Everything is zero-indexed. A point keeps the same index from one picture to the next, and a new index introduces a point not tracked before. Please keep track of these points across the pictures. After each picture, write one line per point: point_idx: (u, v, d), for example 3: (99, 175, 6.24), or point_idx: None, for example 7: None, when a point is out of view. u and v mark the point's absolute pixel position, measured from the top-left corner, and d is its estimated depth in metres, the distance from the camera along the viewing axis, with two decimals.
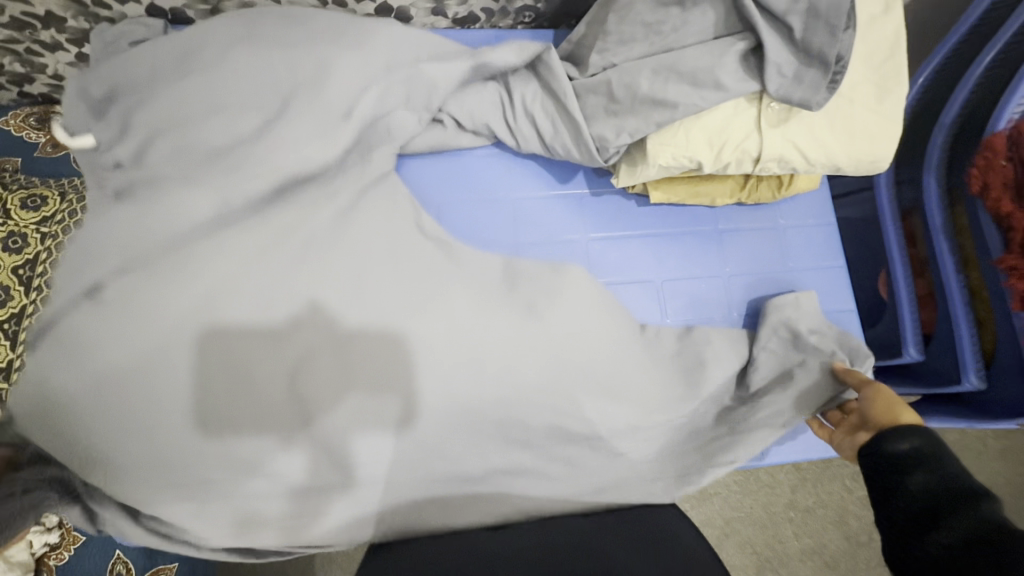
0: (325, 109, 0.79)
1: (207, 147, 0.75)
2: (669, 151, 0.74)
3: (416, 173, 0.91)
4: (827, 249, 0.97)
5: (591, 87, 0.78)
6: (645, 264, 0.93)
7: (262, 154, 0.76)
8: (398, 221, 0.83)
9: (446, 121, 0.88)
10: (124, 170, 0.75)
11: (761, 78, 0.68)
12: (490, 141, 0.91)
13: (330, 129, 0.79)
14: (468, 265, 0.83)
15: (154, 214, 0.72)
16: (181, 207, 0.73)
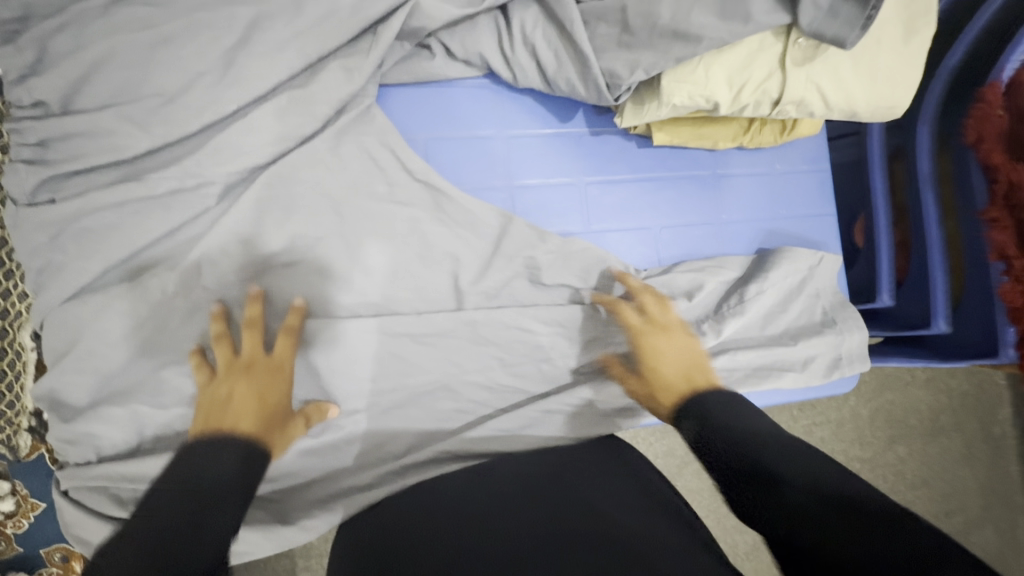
0: (298, 35, 0.70)
1: (159, 91, 0.67)
2: (685, 89, 0.68)
3: (394, 102, 0.80)
4: (819, 197, 0.96)
5: (603, 14, 0.71)
6: (643, 209, 0.89)
7: (222, 88, 0.68)
8: (373, 160, 0.77)
9: (434, 48, 0.78)
10: (52, 115, 0.66)
11: (792, 11, 0.62)
12: (483, 71, 0.82)
13: (298, 53, 0.70)
14: (442, 208, 0.79)
15: (95, 153, 0.66)
16: (122, 144, 0.66)
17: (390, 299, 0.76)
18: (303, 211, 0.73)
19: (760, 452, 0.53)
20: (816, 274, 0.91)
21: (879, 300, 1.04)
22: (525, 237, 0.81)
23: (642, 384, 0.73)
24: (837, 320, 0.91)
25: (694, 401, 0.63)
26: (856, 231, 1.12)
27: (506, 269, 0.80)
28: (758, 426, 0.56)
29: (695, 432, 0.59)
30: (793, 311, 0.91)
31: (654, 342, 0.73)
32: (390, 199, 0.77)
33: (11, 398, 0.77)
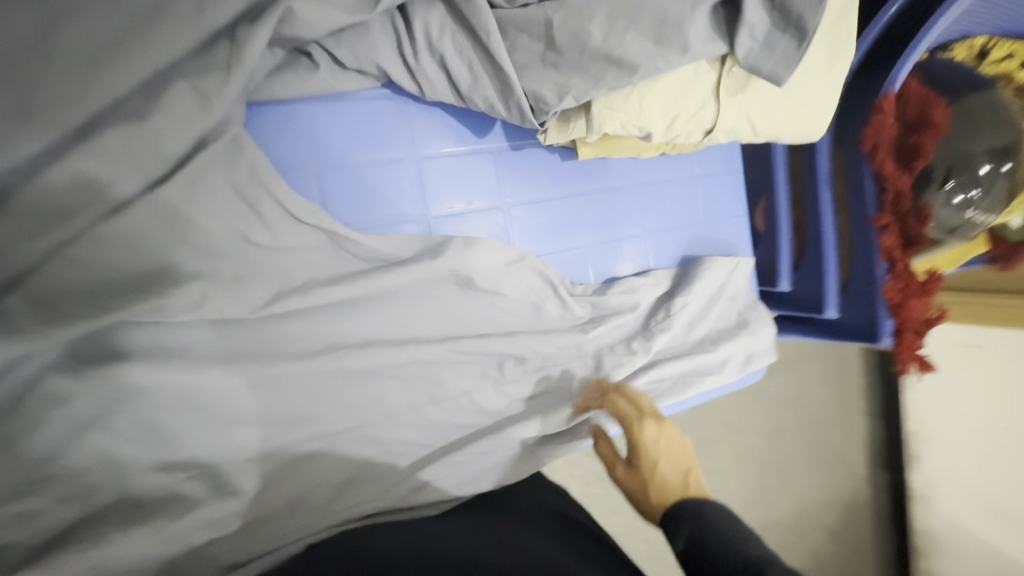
0: (119, 45, 0.51)
1: None
2: (618, 118, 0.62)
3: (267, 121, 0.64)
4: (733, 199, 0.98)
5: (522, 24, 0.60)
6: (570, 228, 0.84)
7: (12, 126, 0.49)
8: (250, 202, 0.61)
9: (317, 56, 0.62)
10: None
11: (729, 40, 0.57)
12: (381, 81, 0.67)
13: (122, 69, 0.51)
14: (349, 254, 0.68)
15: None
16: None
17: (296, 367, 0.65)
18: (153, 277, 0.57)
19: (727, 564, 0.52)
20: (732, 279, 0.94)
21: (778, 286, 1.12)
22: (447, 277, 0.73)
23: (632, 477, 0.66)
24: (750, 321, 0.96)
25: (684, 509, 0.60)
26: (756, 216, 1.15)
27: (430, 312, 0.72)
28: (728, 532, 0.55)
29: (685, 543, 0.57)
30: (712, 315, 0.93)
31: (644, 434, 0.67)
32: (274, 246, 0.63)
33: None
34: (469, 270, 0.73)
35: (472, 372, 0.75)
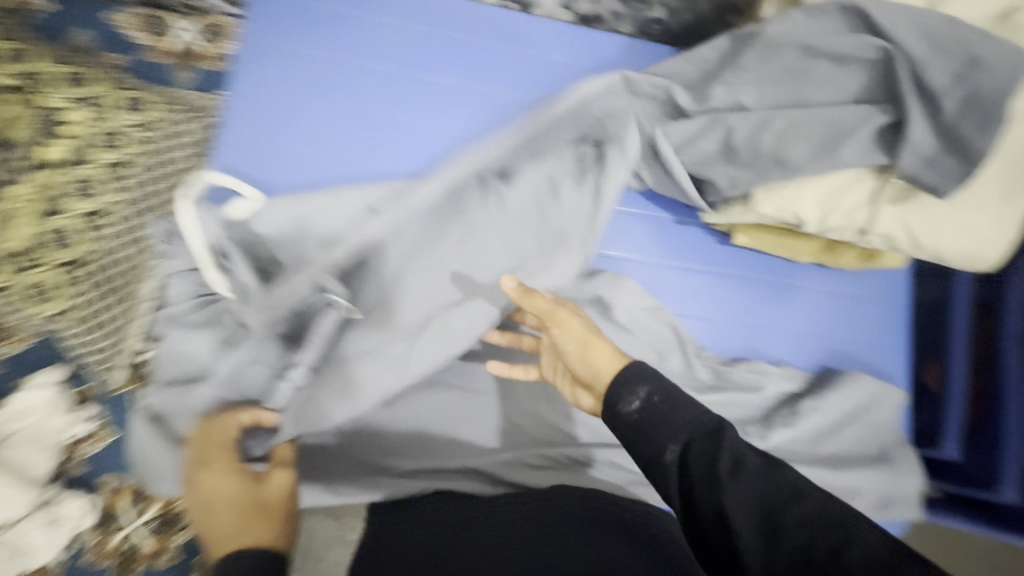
0: None
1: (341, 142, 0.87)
2: (775, 202, 0.73)
3: (492, 155, 0.89)
4: (893, 330, 0.94)
5: (710, 124, 0.76)
6: (711, 302, 0.91)
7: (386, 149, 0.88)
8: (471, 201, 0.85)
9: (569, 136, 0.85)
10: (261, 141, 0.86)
11: (892, 153, 0.67)
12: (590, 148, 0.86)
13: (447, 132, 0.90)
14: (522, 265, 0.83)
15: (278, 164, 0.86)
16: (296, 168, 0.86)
17: (454, 334, 0.80)
18: (395, 231, 0.80)
19: (680, 435, 0.53)
20: (877, 407, 0.89)
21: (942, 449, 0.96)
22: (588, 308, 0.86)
23: (569, 331, 0.71)
24: (894, 458, 0.88)
25: (631, 373, 0.59)
26: (926, 375, 0.99)
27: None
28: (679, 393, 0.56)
29: (642, 400, 0.56)
30: (847, 437, 0.88)
31: (561, 318, 0.73)
32: (472, 237, 0.83)
33: None
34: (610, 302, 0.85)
35: None
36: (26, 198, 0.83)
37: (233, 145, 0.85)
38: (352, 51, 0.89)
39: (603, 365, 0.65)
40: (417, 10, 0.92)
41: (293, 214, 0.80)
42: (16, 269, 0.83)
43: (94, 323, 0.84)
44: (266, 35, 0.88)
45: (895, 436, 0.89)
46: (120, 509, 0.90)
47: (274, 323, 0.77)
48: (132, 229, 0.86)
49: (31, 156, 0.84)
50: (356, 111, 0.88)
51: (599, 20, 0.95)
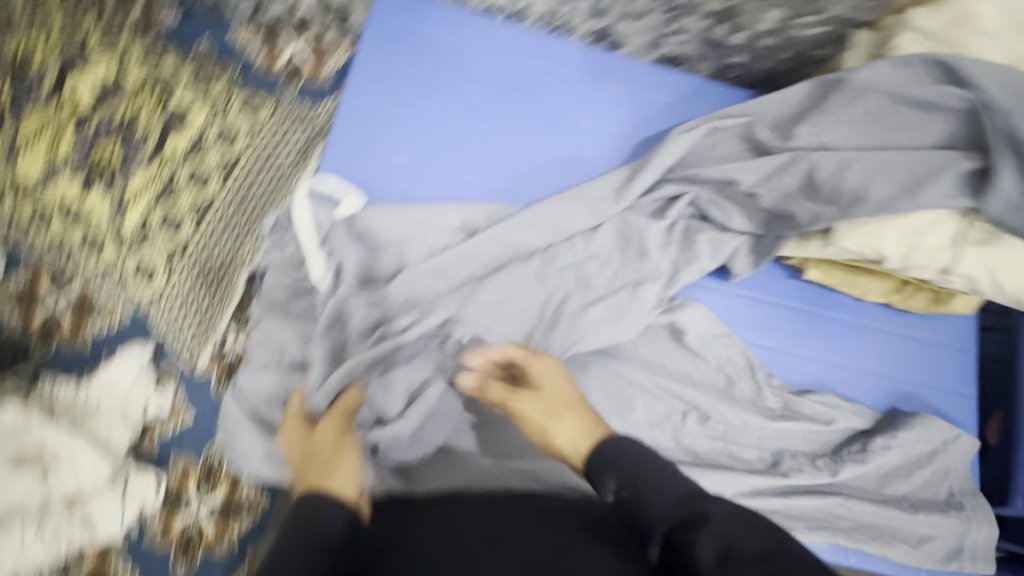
0: None
1: (449, 164, 0.92)
2: (857, 238, 0.76)
3: (577, 177, 0.94)
4: (956, 375, 0.96)
5: (792, 162, 0.80)
6: (782, 333, 0.93)
7: (491, 171, 0.93)
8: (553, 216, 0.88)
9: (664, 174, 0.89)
10: (367, 155, 0.90)
11: (977, 197, 0.70)
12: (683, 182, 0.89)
13: (547, 163, 0.95)
14: (608, 282, 0.87)
15: (384, 179, 0.89)
16: (402, 183, 0.90)
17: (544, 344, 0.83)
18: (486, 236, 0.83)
19: (664, 512, 0.59)
20: (949, 451, 0.89)
21: (1012, 506, 0.91)
22: (662, 332, 0.89)
23: (534, 403, 0.78)
24: (966, 505, 0.87)
25: (605, 457, 0.68)
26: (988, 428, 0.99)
27: (642, 344, 0.88)
28: (658, 468, 0.64)
29: (615, 493, 0.65)
30: (919, 480, 0.88)
31: (537, 369, 0.80)
32: (556, 251, 0.87)
33: (209, 320, 0.94)
34: (684, 325, 0.88)
35: (662, 405, 0.85)
36: (143, 186, 0.91)
37: (337, 152, 0.88)
38: (452, 74, 0.96)
39: (574, 447, 0.72)
40: (513, 39, 0.98)
41: (393, 219, 0.83)
42: (128, 249, 0.91)
43: (190, 305, 0.92)
44: (377, 55, 0.93)
45: (963, 485, 0.89)
46: (187, 490, 0.92)
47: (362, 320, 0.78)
48: (235, 222, 0.93)
49: (151, 150, 0.92)
50: (452, 130, 0.94)
51: (679, 60, 1.01)
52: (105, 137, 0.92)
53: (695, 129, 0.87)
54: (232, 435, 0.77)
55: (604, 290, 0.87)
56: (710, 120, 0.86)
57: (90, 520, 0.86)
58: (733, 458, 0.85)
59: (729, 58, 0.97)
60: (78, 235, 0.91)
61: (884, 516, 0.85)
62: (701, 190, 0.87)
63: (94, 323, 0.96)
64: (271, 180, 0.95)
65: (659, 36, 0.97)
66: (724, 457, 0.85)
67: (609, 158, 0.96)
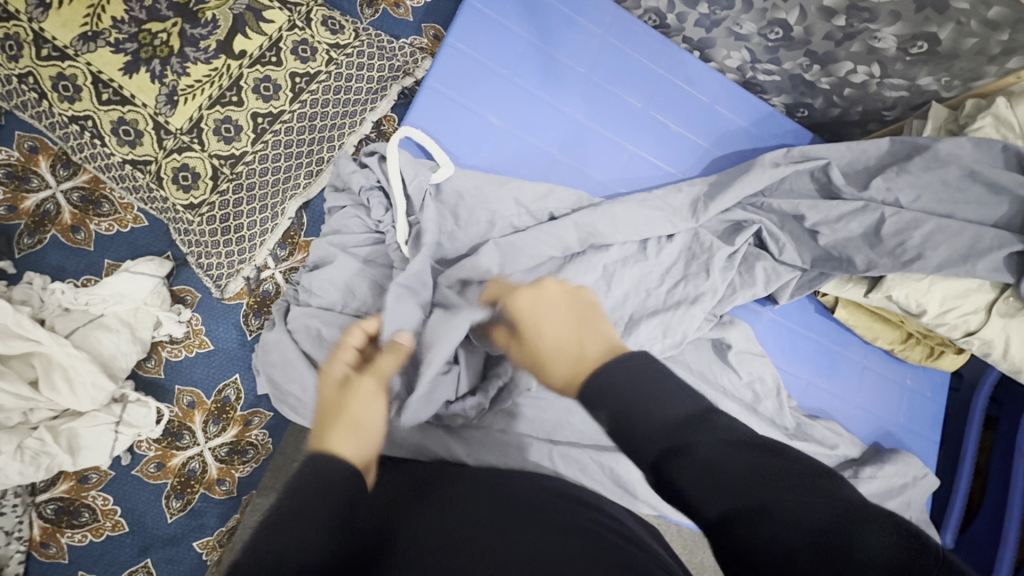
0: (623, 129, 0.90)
1: (536, 137, 0.90)
2: (907, 289, 0.85)
3: (655, 178, 0.94)
4: (934, 424, 1.06)
5: (862, 210, 0.86)
6: (801, 362, 1.01)
7: (577, 154, 0.91)
8: (634, 209, 0.86)
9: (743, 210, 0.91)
10: (460, 112, 0.87)
11: (1016, 275, 0.80)
12: (755, 208, 0.92)
13: (629, 158, 0.94)
14: (674, 285, 0.87)
15: (472, 139, 0.87)
16: (486, 146, 0.87)
17: None
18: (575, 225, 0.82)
19: (656, 441, 0.47)
20: (919, 486, 0.96)
21: (943, 537, 1.06)
22: (703, 346, 0.92)
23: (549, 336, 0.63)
24: (921, 534, 0.95)
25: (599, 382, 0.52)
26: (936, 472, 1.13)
27: (688, 350, 0.91)
28: (662, 388, 0.49)
29: (608, 419, 0.50)
30: (893, 507, 0.94)
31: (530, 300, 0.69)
32: (628, 249, 0.86)
33: (247, 245, 0.85)
34: (729, 341, 0.92)
35: None
36: (201, 80, 0.80)
37: (428, 98, 0.86)
38: (553, 43, 0.93)
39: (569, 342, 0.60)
40: (618, 25, 0.97)
41: (482, 183, 0.82)
42: (170, 148, 0.80)
43: (232, 226, 0.83)
44: (482, 11, 0.90)
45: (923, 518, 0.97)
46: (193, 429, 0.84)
47: (442, 284, 0.78)
48: (299, 147, 0.85)
49: (219, 42, 0.81)
50: (545, 101, 0.91)
51: (761, 89, 1.04)
52: (164, 13, 0.80)
53: (775, 160, 0.90)
54: (278, 376, 0.74)
55: (660, 300, 0.86)
56: (789, 154, 0.91)
57: (77, 444, 0.76)
58: None
59: (804, 98, 1.01)
60: (110, 117, 0.79)
61: None
62: (767, 220, 0.90)
63: (103, 225, 0.86)
64: (343, 112, 0.88)
65: (753, 62, 0.99)
66: None
67: (686, 166, 0.96)
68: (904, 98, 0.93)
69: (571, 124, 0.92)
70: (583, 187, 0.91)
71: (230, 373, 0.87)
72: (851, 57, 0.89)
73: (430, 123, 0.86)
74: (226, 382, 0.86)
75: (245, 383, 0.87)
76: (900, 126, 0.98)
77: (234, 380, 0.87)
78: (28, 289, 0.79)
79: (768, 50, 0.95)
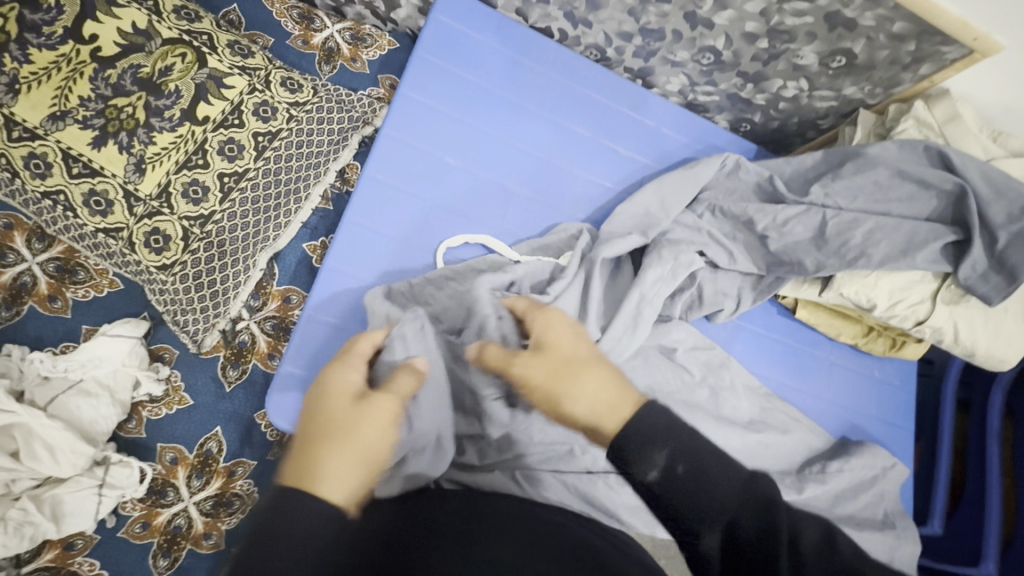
0: (575, 188, 0.98)
1: (492, 172, 0.95)
2: (856, 285, 0.89)
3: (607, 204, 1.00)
4: (904, 412, 1.08)
5: (806, 213, 0.90)
6: (770, 365, 1.04)
7: (533, 182, 0.96)
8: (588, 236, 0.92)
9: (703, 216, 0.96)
10: (417, 155, 0.91)
11: (954, 265, 0.85)
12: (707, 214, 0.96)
13: (579, 183, 0.98)
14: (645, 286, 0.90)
15: (428, 177, 0.91)
16: (444, 183, 0.92)
17: None
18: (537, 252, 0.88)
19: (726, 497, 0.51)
20: (890, 476, 0.97)
21: (930, 525, 1.09)
22: (665, 368, 0.93)
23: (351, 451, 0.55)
24: (898, 525, 0.95)
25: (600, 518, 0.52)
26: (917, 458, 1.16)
27: (638, 365, 0.91)
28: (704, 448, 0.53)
29: (662, 471, 0.52)
30: (870, 496, 0.95)
31: (544, 317, 0.70)
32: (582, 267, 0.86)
33: (221, 300, 0.87)
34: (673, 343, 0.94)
35: None
36: (168, 147, 0.85)
37: (385, 145, 0.90)
38: (501, 85, 0.99)
39: (588, 410, 0.60)
40: (562, 61, 1.03)
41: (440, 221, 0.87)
42: (141, 214, 0.84)
43: (204, 282, 0.86)
44: (431, 60, 0.96)
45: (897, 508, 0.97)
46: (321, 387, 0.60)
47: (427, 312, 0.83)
48: (266, 202, 0.89)
49: (182, 110, 0.86)
50: (498, 137, 0.96)
51: (703, 108, 1.10)
52: (129, 88, 0.84)
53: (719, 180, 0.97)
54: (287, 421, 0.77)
55: (630, 313, 0.85)
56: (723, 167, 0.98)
57: (61, 511, 0.77)
58: None
59: (744, 114, 1.07)
60: (81, 190, 0.83)
61: None
62: (715, 229, 0.94)
63: (80, 292, 0.88)
64: (306, 165, 0.93)
65: (692, 85, 1.05)
66: None
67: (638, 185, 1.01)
68: (835, 108, 0.99)
69: (524, 157, 0.97)
70: (543, 216, 0.95)
71: (211, 426, 0.88)
72: (779, 74, 0.95)
73: (385, 168, 0.90)
74: (209, 434, 0.88)
75: (227, 435, 0.88)
76: (835, 133, 1.04)
77: (216, 432, 0.88)
78: (6, 361, 0.81)
79: (704, 72, 1.01)
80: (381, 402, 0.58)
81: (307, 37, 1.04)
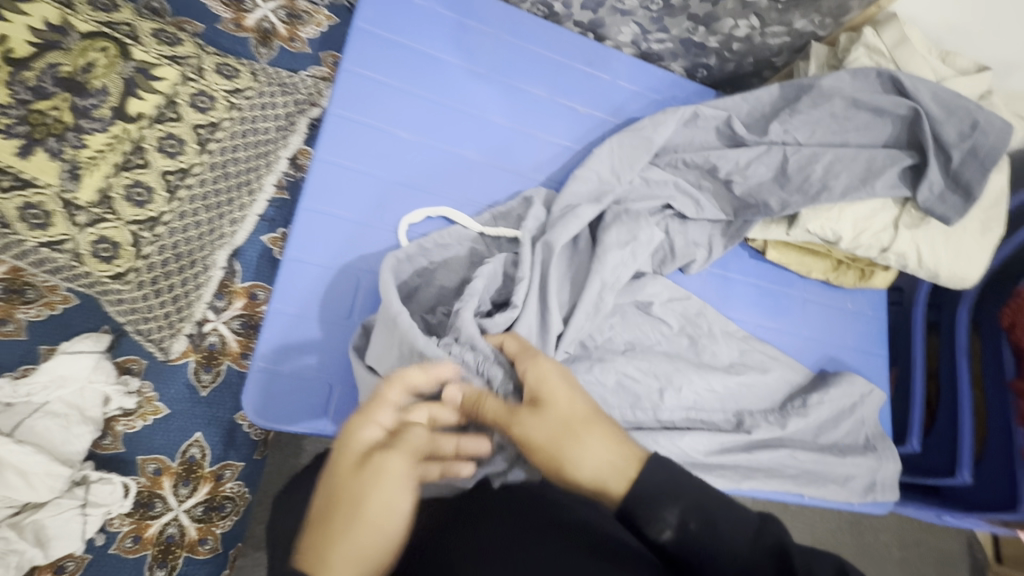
0: (536, 151, 0.96)
1: (448, 141, 0.92)
2: (821, 220, 0.89)
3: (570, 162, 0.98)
4: (877, 339, 1.12)
5: (767, 153, 0.90)
6: (746, 308, 1.05)
7: (492, 148, 0.94)
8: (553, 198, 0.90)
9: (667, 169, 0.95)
10: (369, 132, 0.88)
11: (913, 189, 0.87)
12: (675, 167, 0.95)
13: (540, 145, 0.96)
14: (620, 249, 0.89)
15: (384, 154, 0.88)
16: (401, 158, 0.89)
17: None
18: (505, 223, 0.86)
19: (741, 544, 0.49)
20: (868, 402, 1.00)
21: (910, 444, 1.11)
22: (644, 322, 0.93)
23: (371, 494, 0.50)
24: (878, 447, 0.99)
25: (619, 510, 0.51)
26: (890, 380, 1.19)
27: (617, 322, 0.92)
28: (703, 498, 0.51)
29: (675, 530, 0.50)
30: (850, 422, 0.98)
31: (537, 367, 0.61)
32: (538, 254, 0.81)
33: (183, 302, 0.85)
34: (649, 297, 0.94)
35: (651, 372, 0.89)
36: (103, 149, 0.81)
37: (334, 125, 0.87)
38: (448, 50, 0.95)
39: (597, 471, 0.54)
40: (508, 20, 0.99)
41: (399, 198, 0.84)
42: (84, 223, 0.81)
43: (162, 286, 0.84)
44: (371, 32, 0.92)
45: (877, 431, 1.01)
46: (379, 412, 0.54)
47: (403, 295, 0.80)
48: (215, 198, 0.87)
49: (111, 109, 0.81)
50: (452, 106, 0.93)
51: (658, 57, 1.08)
52: (50, 89, 0.79)
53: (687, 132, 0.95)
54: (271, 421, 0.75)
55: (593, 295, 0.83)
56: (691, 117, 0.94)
57: (45, 535, 0.74)
58: (699, 411, 0.91)
59: (699, 59, 1.06)
60: (14, 204, 0.78)
61: (814, 463, 0.94)
62: (682, 179, 0.94)
63: (32, 313, 0.83)
64: (254, 154, 0.90)
65: (645, 34, 1.03)
66: (690, 413, 0.90)
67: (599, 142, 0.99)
68: (787, 43, 0.98)
69: (480, 124, 0.94)
70: (505, 183, 0.93)
71: (191, 433, 0.86)
72: (729, 14, 0.94)
73: (338, 149, 0.87)
74: (191, 440, 0.86)
75: (209, 438, 0.87)
76: (790, 69, 1.03)
77: (197, 438, 0.87)
78: None
79: (654, 20, 0.99)
80: (402, 462, 0.51)
81: (239, 19, 0.99)
